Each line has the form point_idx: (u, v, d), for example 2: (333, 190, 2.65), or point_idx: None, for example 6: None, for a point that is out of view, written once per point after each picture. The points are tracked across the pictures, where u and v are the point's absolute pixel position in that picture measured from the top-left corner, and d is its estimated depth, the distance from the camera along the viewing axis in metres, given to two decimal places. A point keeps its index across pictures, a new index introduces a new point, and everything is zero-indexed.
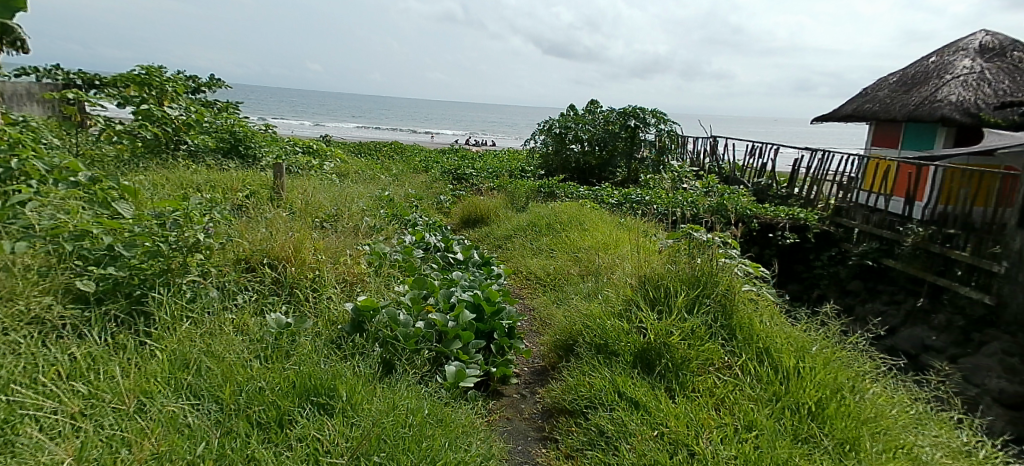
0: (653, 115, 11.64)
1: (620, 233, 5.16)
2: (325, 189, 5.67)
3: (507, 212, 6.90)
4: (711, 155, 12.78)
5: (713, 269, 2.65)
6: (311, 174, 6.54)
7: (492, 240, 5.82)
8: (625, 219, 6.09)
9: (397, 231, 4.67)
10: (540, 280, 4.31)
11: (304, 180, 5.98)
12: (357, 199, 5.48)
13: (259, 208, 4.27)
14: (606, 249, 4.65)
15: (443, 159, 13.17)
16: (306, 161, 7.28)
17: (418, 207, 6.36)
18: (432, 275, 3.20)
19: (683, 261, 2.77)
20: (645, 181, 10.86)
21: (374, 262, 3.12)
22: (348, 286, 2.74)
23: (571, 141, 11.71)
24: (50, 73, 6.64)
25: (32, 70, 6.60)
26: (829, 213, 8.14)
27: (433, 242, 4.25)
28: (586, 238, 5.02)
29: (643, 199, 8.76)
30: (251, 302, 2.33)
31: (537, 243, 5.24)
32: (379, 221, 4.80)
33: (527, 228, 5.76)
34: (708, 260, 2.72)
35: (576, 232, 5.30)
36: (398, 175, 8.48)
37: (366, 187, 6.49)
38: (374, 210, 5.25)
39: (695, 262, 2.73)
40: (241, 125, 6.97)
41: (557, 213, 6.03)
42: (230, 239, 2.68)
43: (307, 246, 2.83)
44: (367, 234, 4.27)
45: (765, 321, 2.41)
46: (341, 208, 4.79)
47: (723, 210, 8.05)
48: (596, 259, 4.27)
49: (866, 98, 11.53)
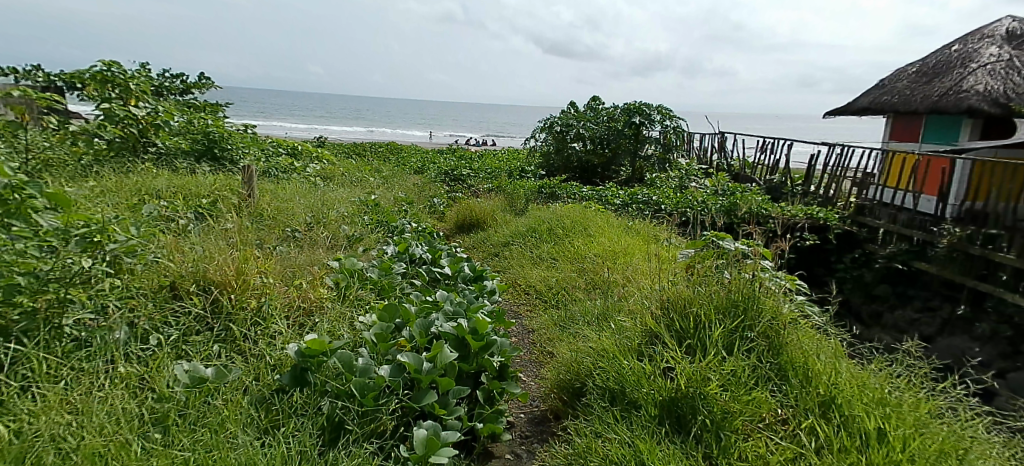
0: (658, 112, 11.03)
1: (630, 241, 4.64)
2: (305, 194, 5.19)
3: (505, 215, 6.40)
4: (721, 151, 12.23)
5: (754, 292, 2.14)
6: (292, 178, 6.05)
7: (488, 248, 5.31)
8: (634, 224, 5.57)
9: (380, 241, 4.17)
10: (540, 295, 3.80)
11: (283, 184, 5.50)
12: (338, 204, 5.00)
13: (222, 218, 3.80)
14: (615, 260, 4.13)
15: (440, 160, 12.70)
16: (288, 164, 6.81)
17: (408, 212, 5.86)
18: (411, 298, 2.70)
19: (714, 280, 2.26)
20: (651, 180, 10.36)
21: (341, 281, 2.62)
22: (303, 315, 2.24)
23: (572, 139, 11.19)
24: (30, 75, 5.95)
25: (10, 70, 5.90)
26: (850, 212, 7.62)
27: (420, 253, 3.75)
28: (592, 246, 4.50)
29: (650, 199, 8.26)
30: (167, 345, 1.84)
31: (537, 251, 4.73)
32: (359, 229, 4.30)
33: (527, 233, 5.24)
34: (745, 278, 2.20)
35: (581, 238, 4.78)
36: (389, 177, 7.99)
37: (351, 191, 6.02)
38: (356, 217, 4.75)
39: (730, 281, 2.21)
40: (218, 125, 6.50)
41: (560, 217, 5.52)
42: (155, 260, 2.19)
43: (255, 265, 2.35)
44: (342, 246, 3.77)
45: (825, 359, 1.89)
46: (317, 216, 4.29)
47: (736, 210, 7.64)
48: (605, 272, 3.76)
49: (883, 90, 10.99)
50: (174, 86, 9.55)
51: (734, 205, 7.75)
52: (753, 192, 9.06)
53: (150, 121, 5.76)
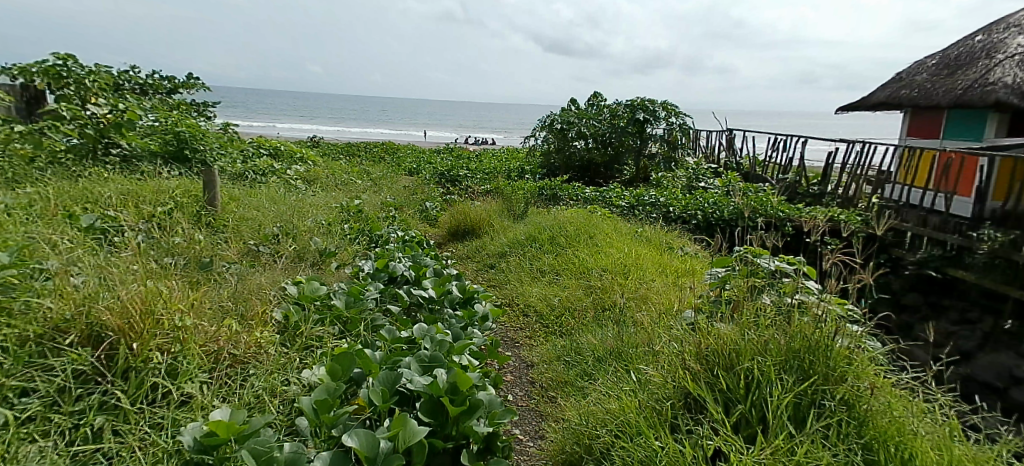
0: (663, 108, 10.42)
1: (643, 255, 4.11)
2: (279, 199, 4.68)
3: (503, 221, 5.88)
4: (730, 150, 11.70)
5: (828, 338, 1.59)
6: (270, 183, 5.55)
7: (483, 259, 4.79)
8: (645, 231, 5.03)
9: (358, 256, 3.66)
10: (540, 319, 3.28)
11: (257, 189, 5.00)
12: (316, 211, 4.50)
13: (175, 233, 3.30)
14: (627, 277, 3.60)
15: (436, 160, 12.18)
16: (268, 167, 6.32)
17: (395, 219, 5.35)
18: (382, 335, 2.19)
19: (767, 321, 1.73)
20: (657, 180, 9.84)
21: (291, 316, 2.10)
22: (230, 371, 1.71)
23: (574, 137, 10.70)
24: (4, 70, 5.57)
25: None
26: (874, 214, 7.11)
27: (404, 269, 3.24)
28: (600, 259, 3.98)
29: (659, 200, 7.76)
30: (16, 429, 1.32)
31: (537, 264, 4.21)
32: (336, 242, 3.79)
33: (526, 243, 4.71)
34: (811, 318, 1.67)
35: (587, 249, 4.25)
36: (379, 179, 7.47)
37: (334, 196, 5.52)
38: (333, 226, 4.23)
39: (792, 322, 1.67)
40: (190, 123, 6.00)
41: (563, 224, 4.99)
42: (36, 298, 1.67)
43: (176, 297, 1.85)
44: (310, 265, 3.27)
45: (931, 441, 1.36)
46: (286, 225, 3.78)
47: (751, 212, 7.15)
48: (618, 295, 3.24)
49: (901, 83, 10.45)
50: (158, 85, 9.08)
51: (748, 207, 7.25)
52: (766, 192, 8.54)
53: (112, 120, 5.26)
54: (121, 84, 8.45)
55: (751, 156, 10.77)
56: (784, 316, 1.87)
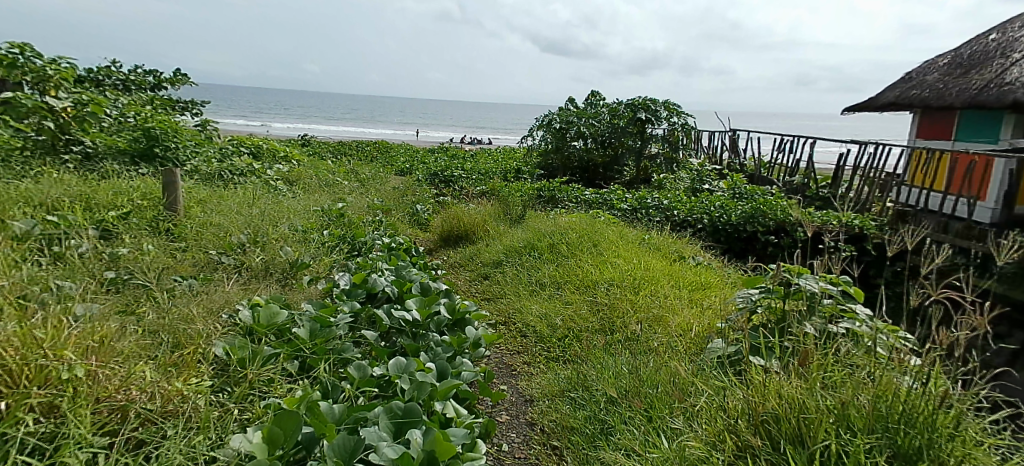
0: (665, 107, 9.96)
1: (653, 268, 3.71)
2: (253, 202, 4.28)
3: (499, 225, 5.49)
4: (733, 151, 11.34)
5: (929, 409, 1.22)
6: (247, 185, 5.15)
7: (477, 269, 4.39)
8: (652, 238, 4.64)
9: (335, 269, 3.26)
10: (540, 341, 2.89)
11: (231, 191, 4.60)
12: (293, 216, 4.11)
13: (123, 242, 2.89)
14: (637, 294, 3.21)
15: (429, 159, 11.78)
16: (247, 166, 5.92)
17: (382, 224, 4.94)
18: (351, 375, 1.79)
19: (842, 383, 1.36)
20: (659, 182, 9.47)
21: (237, 351, 1.71)
22: (141, 435, 1.31)
23: (573, 137, 10.34)
24: None
25: None
26: (890, 219, 6.75)
27: (386, 283, 2.84)
28: (606, 271, 3.58)
29: (662, 203, 7.40)
30: None
31: (536, 275, 3.81)
32: (311, 252, 3.39)
33: (524, 251, 4.31)
34: (897, 379, 1.31)
35: (591, 260, 3.86)
36: (367, 179, 7.07)
37: (316, 199, 5.12)
38: (310, 233, 3.82)
39: (872, 384, 1.31)
40: (163, 119, 5.59)
41: (564, 230, 4.59)
42: None
43: (74, 336, 1.43)
44: (278, 281, 2.87)
45: None
46: (255, 232, 3.38)
47: (760, 216, 6.79)
48: (629, 318, 2.86)
49: (911, 83, 10.12)
50: (140, 80, 8.69)
51: (756, 210, 6.88)
52: (774, 196, 8.19)
53: (72, 114, 4.85)
54: (99, 79, 8.05)
55: (756, 158, 10.41)
56: (851, 364, 1.49)
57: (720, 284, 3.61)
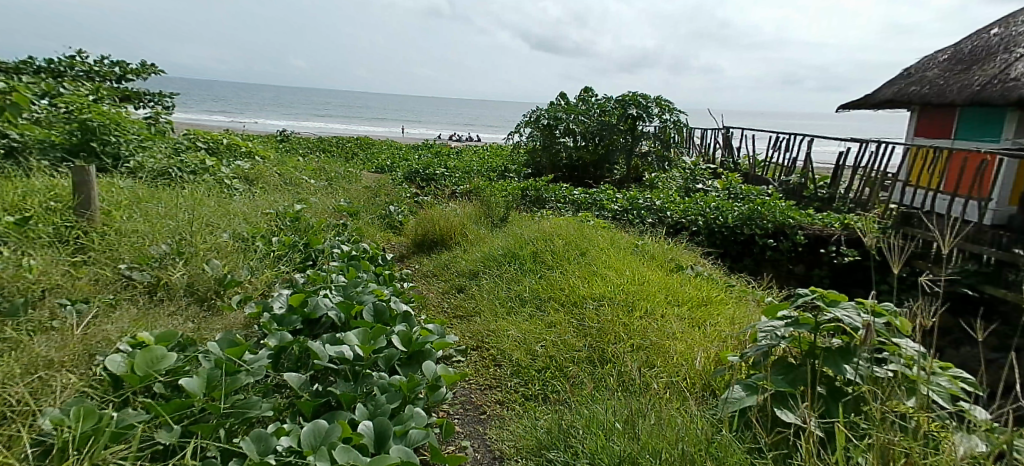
0: (657, 104, 9.55)
1: (649, 282, 3.27)
2: (195, 206, 3.77)
3: (479, 229, 5.01)
4: (726, 149, 10.97)
5: None
6: (198, 187, 4.63)
7: (451, 280, 3.90)
8: (646, 245, 4.19)
9: (277, 286, 2.77)
10: (517, 374, 2.41)
11: (173, 194, 4.08)
12: (239, 223, 3.60)
13: (6, 254, 2.38)
14: (629, 315, 2.75)
15: (412, 157, 11.26)
16: (199, 163, 5.36)
17: (346, 229, 4.44)
18: (254, 451, 1.35)
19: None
20: (650, 181, 9.06)
21: (76, 428, 1.23)
22: None
23: (561, 134, 9.89)
24: None
25: None
26: (895, 222, 6.38)
27: (332, 304, 2.36)
28: (594, 286, 3.13)
29: (654, 204, 6.96)
30: None
31: (515, 290, 3.33)
32: (249, 264, 2.90)
33: (503, 260, 3.83)
34: None
35: (578, 272, 3.39)
36: (338, 179, 6.55)
37: (273, 200, 4.61)
38: (254, 244, 3.31)
39: None
40: (107, 111, 5.05)
41: (548, 236, 4.11)
42: None
43: None
44: (196, 305, 2.37)
45: None
46: (182, 240, 2.87)
47: (758, 218, 6.38)
48: (620, 348, 2.40)
49: (910, 79, 9.79)
50: (104, 71, 8.09)
51: (753, 212, 6.47)
52: (770, 197, 7.80)
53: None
54: (56, 70, 7.51)
55: (749, 157, 10.04)
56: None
57: (722, 302, 3.18)
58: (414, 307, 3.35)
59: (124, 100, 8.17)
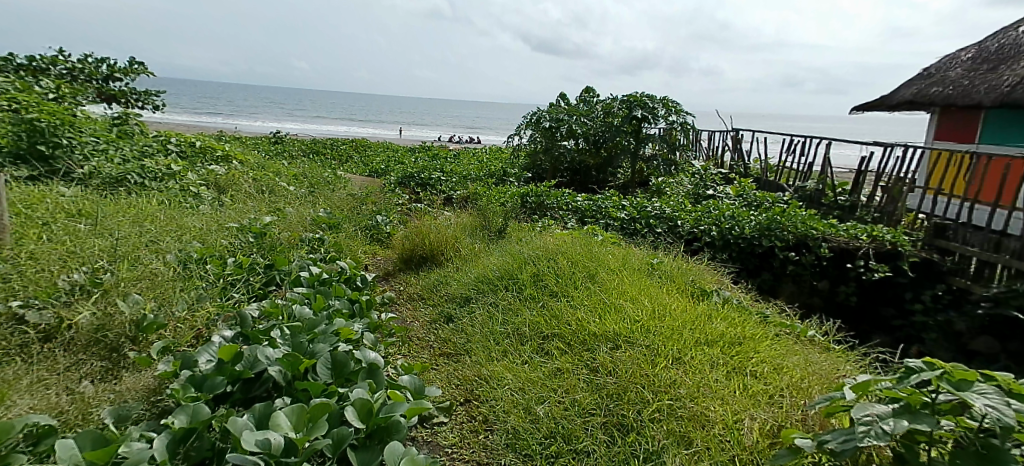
0: (663, 105, 9.02)
1: (673, 314, 2.75)
2: (141, 222, 3.24)
3: (474, 242, 4.49)
4: (736, 153, 10.46)
5: None
6: (158, 196, 4.11)
7: (439, 306, 3.39)
8: (663, 264, 3.67)
9: (218, 325, 2.25)
10: (513, 446, 1.92)
11: (121, 206, 3.55)
12: (190, 242, 3.08)
13: None
14: (653, 363, 2.24)
15: (407, 160, 10.72)
16: (163, 168, 4.83)
17: (323, 244, 3.91)
18: None
19: None
20: (657, 186, 8.54)
21: None
22: None
23: (564, 136, 9.31)
24: None
25: None
26: (929, 234, 5.89)
27: (277, 356, 1.84)
28: (607, 322, 2.61)
29: (664, 212, 6.43)
30: None
31: (513, 324, 2.80)
32: (187, 295, 2.37)
33: (499, 284, 3.29)
34: None
35: (587, 302, 2.87)
36: (322, 185, 6.03)
37: (240, 213, 4.07)
38: (202, 268, 2.79)
39: None
40: (59, 111, 4.51)
41: (551, 254, 3.58)
42: None
43: None
44: (94, 361, 1.83)
45: None
46: (101, 266, 2.34)
47: (777, 229, 5.86)
48: (646, 415, 1.92)
49: (931, 79, 9.28)
50: (88, 69, 7.52)
51: (772, 222, 5.95)
52: (788, 205, 7.28)
53: None
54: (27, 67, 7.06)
55: (762, 161, 9.52)
56: None
57: (760, 340, 2.68)
58: (393, 344, 2.83)
59: (100, 100, 7.65)
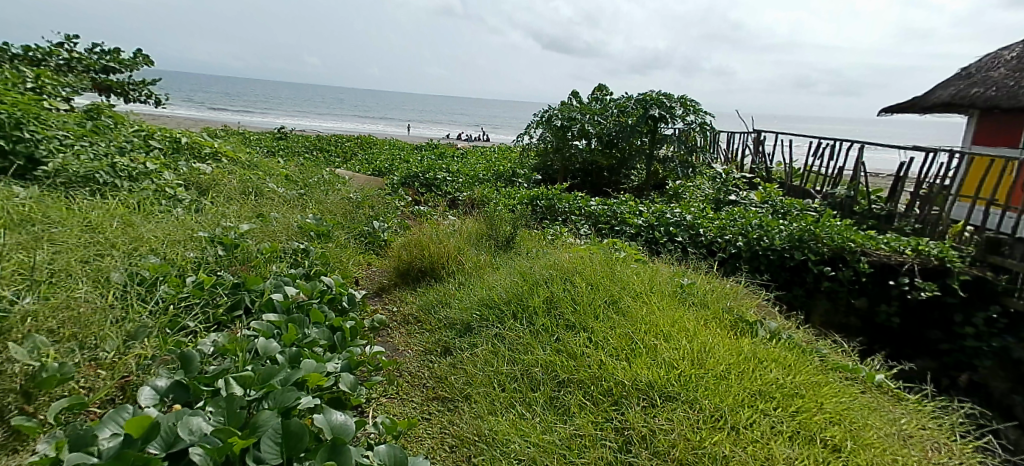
0: (681, 104, 8.37)
1: (716, 356, 2.27)
2: (90, 232, 2.78)
3: (478, 254, 4.02)
4: (758, 156, 9.90)
5: None
6: (127, 199, 3.67)
7: (435, 332, 2.92)
8: (695, 286, 3.16)
9: (154, 371, 1.80)
10: None
11: (72, 210, 3.08)
12: (143, 257, 2.62)
13: None
14: (699, 432, 1.84)
15: (412, 158, 10.28)
16: (140, 166, 4.39)
17: (307, 256, 3.45)
18: None
19: None
20: (675, 190, 8.03)
21: None
22: None
23: (575, 136, 8.85)
24: None
25: None
26: (981, 251, 5.06)
27: (207, 429, 1.42)
28: (636, 366, 2.16)
29: (684, 219, 5.91)
30: None
31: (522, 363, 2.33)
32: (118, 331, 1.92)
33: (506, 312, 2.80)
34: None
35: (610, 337, 2.39)
36: (316, 186, 5.59)
37: (217, 219, 3.63)
38: (151, 291, 2.34)
39: None
40: (24, 102, 4.09)
41: (566, 273, 3.08)
42: None
43: None
44: None
45: None
46: (10, 295, 1.89)
47: (810, 241, 5.30)
48: None
49: (970, 79, 8.66)
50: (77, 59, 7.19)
51: (805, 234, 5.38)
52: (818, 213, 6.74)
53: None
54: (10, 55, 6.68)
55: (786, 165, 8.97)
56: None
57: (826, 393, 2.20)
58: (378, 384, 2.36)
59: (98, 93, 7.26)
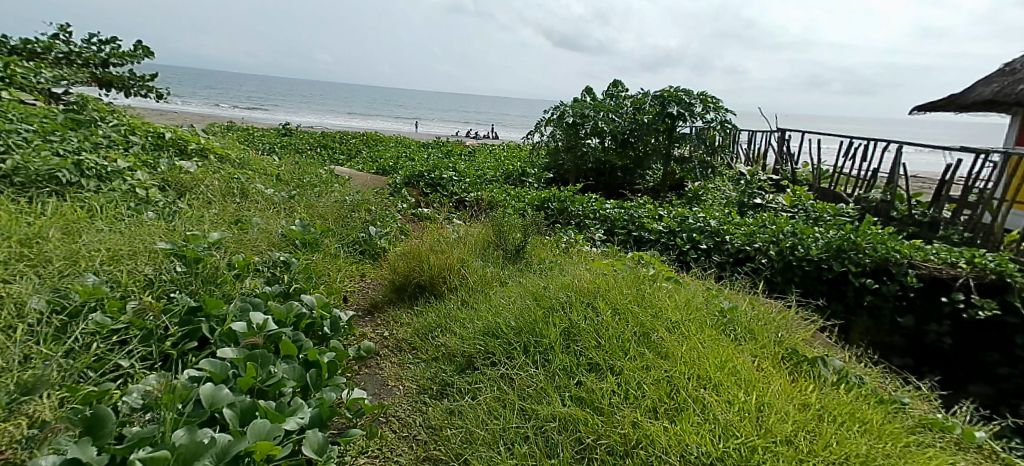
0: (699, 101, 7.69)
1: (780, 412, 1.79)
2: (17, 245, 2.35)
3: (485, 266, 3.54)
4: (782, 156, 9.33)
5: None
6: (86, 203, 3.24)
7: (432, 365, 2.46)
8: (739, 311, 2.65)
9: (54, 440, 1.40)
10: None
11: (8, 215, 2.64)
12: (76, 277, 2.19)
13: None
14: None
15: (419, 156, 9.84)
16: (110, 165, 3.96)
17: (288, 271, 2.98)
18: None
19: None
20: (694, 192, 7.52)
21: None
22: None
23: (587, 133, 8.29)
24: None
25: None
26: None
27: None
28: (683, 429, 1.70)
29: (709, 225, 5.37)
30: None
31: (536, 418, 1.87)
32: (9, 386, 1.53)
33: (516, 344, 2.33)
34: None
35: (646, 386, 1.91)
36: (310, 187, 5.16)
37: (185, 226, 3.18)
38: (76, 322, 1.92)
39: None
40: None
41: (588, 296, 2.60)
42: None
43: None
44: None
45: None
46: None
47: (850, 250, 4.52)
48: None
49: (1016, 75, 8.01)
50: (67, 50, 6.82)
51: (845, 242, 4.62)
52: (853, 219, 6.20)
53: None
54: None
55: (815, 166, 8.41)
56: None
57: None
58: (359, 439, 1.91)
59: (96, 88, 6.84)
